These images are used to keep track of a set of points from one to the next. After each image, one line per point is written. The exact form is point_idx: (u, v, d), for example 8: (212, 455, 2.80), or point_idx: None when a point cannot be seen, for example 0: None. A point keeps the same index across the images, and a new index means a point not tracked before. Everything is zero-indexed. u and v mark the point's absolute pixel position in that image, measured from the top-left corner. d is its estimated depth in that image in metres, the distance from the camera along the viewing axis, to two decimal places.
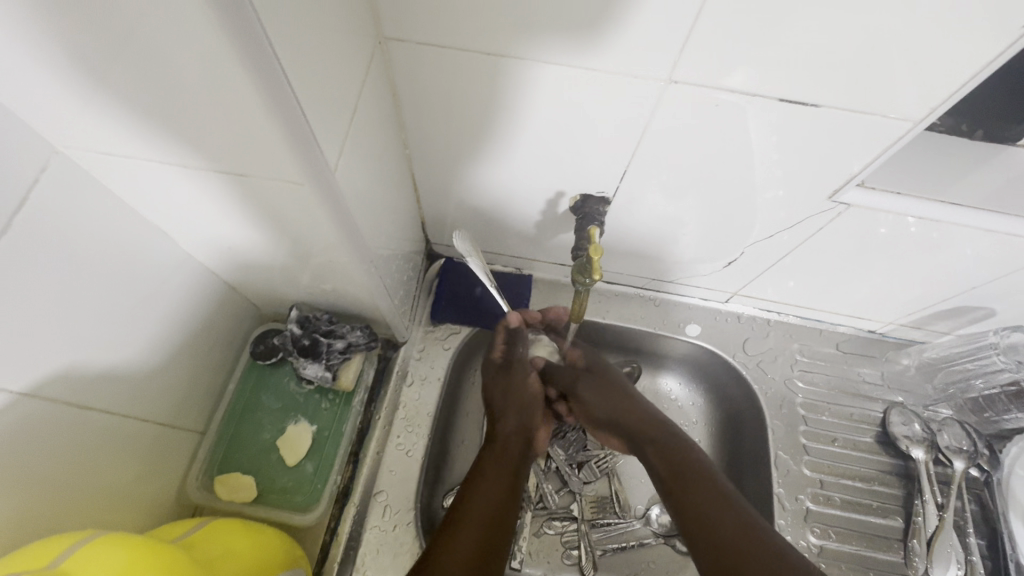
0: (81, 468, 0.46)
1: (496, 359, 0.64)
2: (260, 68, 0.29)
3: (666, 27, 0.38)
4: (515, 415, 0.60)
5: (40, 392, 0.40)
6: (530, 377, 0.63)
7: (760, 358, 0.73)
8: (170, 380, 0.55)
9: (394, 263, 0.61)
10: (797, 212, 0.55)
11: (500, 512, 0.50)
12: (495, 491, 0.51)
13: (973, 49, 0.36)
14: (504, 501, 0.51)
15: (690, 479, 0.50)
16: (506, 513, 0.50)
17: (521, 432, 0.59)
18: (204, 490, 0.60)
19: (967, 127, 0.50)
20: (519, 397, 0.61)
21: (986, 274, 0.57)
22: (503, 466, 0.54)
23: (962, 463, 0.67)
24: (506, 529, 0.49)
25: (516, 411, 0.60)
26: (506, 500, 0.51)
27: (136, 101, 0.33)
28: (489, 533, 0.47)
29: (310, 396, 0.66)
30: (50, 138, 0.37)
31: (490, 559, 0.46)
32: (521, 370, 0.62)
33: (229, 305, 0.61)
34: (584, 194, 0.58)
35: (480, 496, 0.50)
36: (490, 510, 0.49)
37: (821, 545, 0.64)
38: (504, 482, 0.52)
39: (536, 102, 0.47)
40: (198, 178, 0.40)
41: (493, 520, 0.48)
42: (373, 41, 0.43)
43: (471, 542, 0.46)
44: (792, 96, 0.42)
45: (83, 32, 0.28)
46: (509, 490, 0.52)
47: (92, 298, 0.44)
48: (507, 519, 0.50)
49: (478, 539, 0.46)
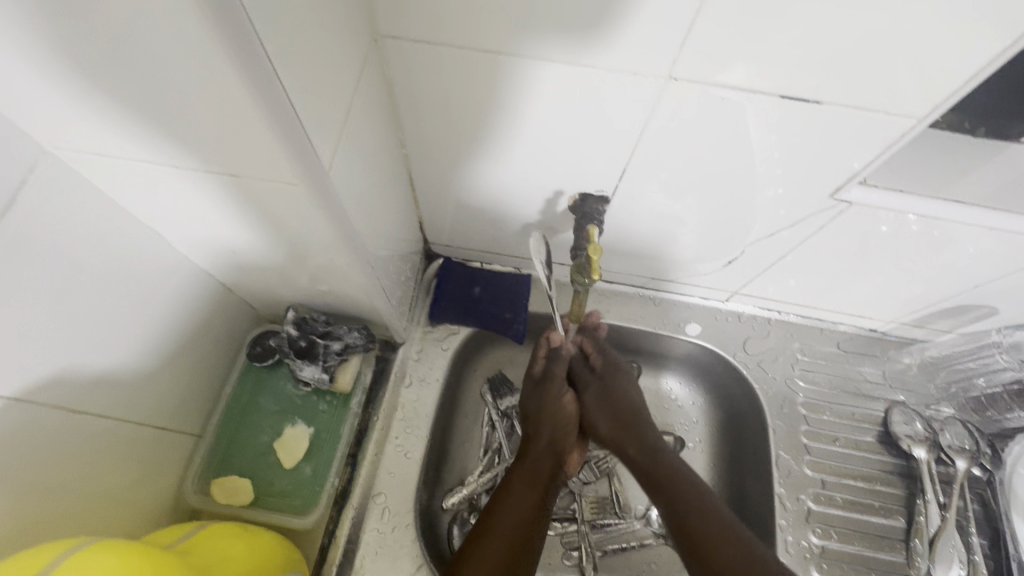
0: (75, 473, 0.45)
1: (535, 372, 0.63)
2: (251, 66, 0.28)
3: (666, 24, 0.38)
4: (550, 429, 0.58)
5: (33, 397, 0.40)
6: (566, 394, 0.60)
7: (761, 357, 0.73)
8: (165, 383, 0.54)
9: (392, 263, 0.60)
10: (799, 210, 0.54)
11: (524, 535, 0.50)
12: (521, 513, 0.51)
13: (979, 44, 0.36)
14: (528, 523, 0.51)
15: (689, 508, 0.49)
16: (529, 537, 0.51)
17: (553, 450, 0.57)
18: (201, 493, 0.60)
19: (969, 124, 0.49)
20: (557, 413, 0.58)
21: (991, 273, 0.56)
22: (532, 486, 0.54)
23: (964, 462, 0.66)
24: (527, 550, 0.50)
25: (550, 426, 0.58)
26: (530, 521, 0.51)
27: (126, 102, 0.32)
28: (512, 556, 0.48)
29: (307, 399, 0.66)
30: (40, 139, 0.37)
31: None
32: (555, 387, 0.60)
33: (225, 306, 0.61)
34: (582, 193, 0.57)
35: (505, 515, 0.51)
36: (514, 532, 0.50)
37: (823, 546, 0.64)
38: (529, 503, 0.52)
39: (534, 101, 0.47)
40: (190, 178, 0.39)
41: (516, 542, 0.49)
42: (368, 39, 0.42)
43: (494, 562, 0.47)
44: (794, 93, 0.42)
45: (71, 32, 0.28)
46: (535, 513, 0.52)
47: (84, 301, 0.43)
48: (530, 539, 0.51)
49: (501, 561, 0.48)
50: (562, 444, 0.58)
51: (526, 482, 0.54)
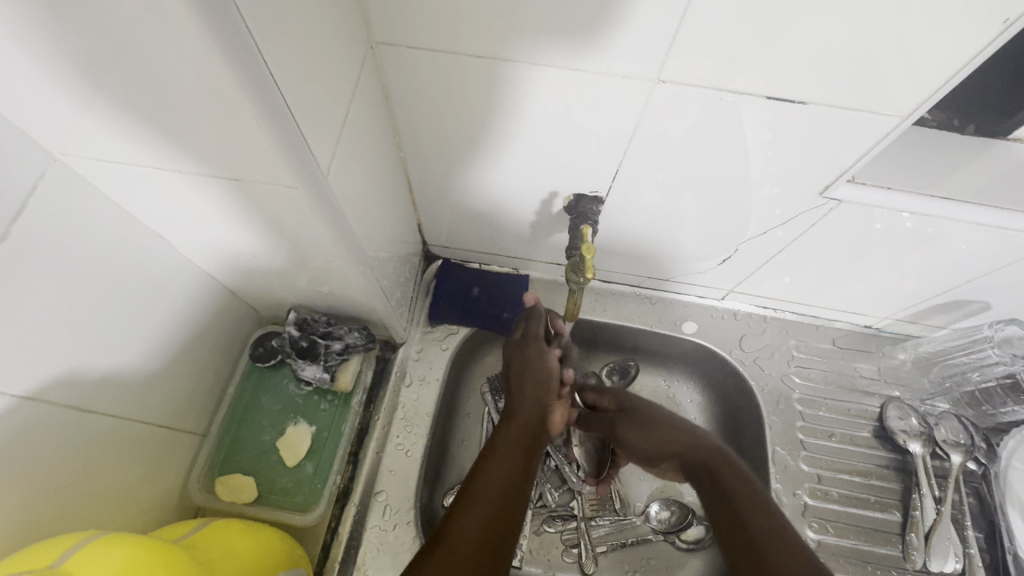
0: (83, 472, 0.46)
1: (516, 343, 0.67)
2: (248, 70, 0.29)
3: (654, 29, 0.39)
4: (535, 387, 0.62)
5: (44, 396, 0.41)
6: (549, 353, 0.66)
7: (757, 355, 0.74)
8: (170, 383, 0.55)
9: (390, 264, 0.61)
10: (790, 208, 0.55)
11: (505, 498, 0.49)
12: (502, 476, 0.51)
13: (956, 45, 0.37)
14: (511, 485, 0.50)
15: (754, 518, 0.48)
16: (512, 509, 0.49)
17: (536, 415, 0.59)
18: (207, 491, 0.61)
19: (959, 122, 0.51)
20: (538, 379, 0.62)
21: (982, 268, 0.57)
22: (513, 451, 0.53)
23: (959, 456, 0.67)
24: (513, 514, 0.48)
25: (533, 388, 0.61)
26: (512, 485, 0.50)
27: (133, 109, 0.33)
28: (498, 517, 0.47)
29: (309, 398, 0.67)
30: (48, 146, 0.38)
31: (495, 547, 0.45)
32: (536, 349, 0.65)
33: (229, 309, 0.62)
34: (577, 193, 0.58)
35: (483, 483, 0.49)
36: (497, 496, 0.48)
37: (819, 540, 0.65)
38: (511, 468, 0.52)
39: (528, 102, 0.48)
40: (195, 183, 0.41)
41: (500, 506, 0.48)
42: (364, 45, 0.43)
43: (477, 525, 0.45)
44: (781, 94, 0.43)
45: (82, 42, 0.29)
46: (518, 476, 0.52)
47: (92, 303, 0.44)
48: (514, 502, 0.49)
49: (481, 530, 0.45)
50: (546, 405, 0.60)
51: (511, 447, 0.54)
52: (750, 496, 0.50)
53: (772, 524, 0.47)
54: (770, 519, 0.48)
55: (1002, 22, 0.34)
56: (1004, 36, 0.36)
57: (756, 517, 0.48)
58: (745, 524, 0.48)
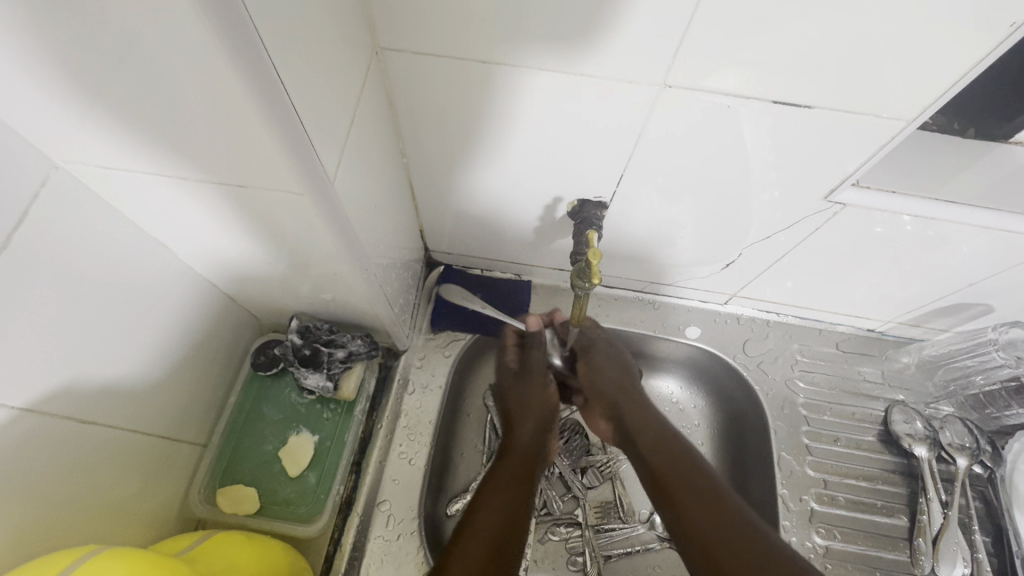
0: (84, 483, 0.45)
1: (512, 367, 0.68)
2: (255, 75, 0.29)
3: (660, 32, 0.39)
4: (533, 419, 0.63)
5: (42, 408, 0.40)
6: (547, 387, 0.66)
7: (760, 359, 0.73)
8: (170, 393, 0.55)
9: (393, 271, 0.61)
10: (793, 212, 0.55)
11: (505, 525, 0.50)
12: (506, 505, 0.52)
13: (960, 50, 0.37)
14: (514, 515, 0.52)
15: (691, 500, 0.51)
16: (513, 533, 0.50)
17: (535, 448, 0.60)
18: (207, 503, 0.60)
19: (958, 125, 0.52)
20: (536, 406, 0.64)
21: (984, 271, 0.57)
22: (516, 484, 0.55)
23: (965, 460, 0.66)
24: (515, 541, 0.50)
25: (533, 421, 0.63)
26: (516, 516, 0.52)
27: (133, 114, 0.33)
28: (497, 548, 0.48)
29: (311, 406, 0.66)
30: (50, 153, 0.38)
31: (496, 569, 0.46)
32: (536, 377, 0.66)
33: (230, 317, 0.62)
34: (581, 198, 0.58)
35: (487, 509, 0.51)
36: (500, 525, 0.50)
37: (827, 546, 0.64)
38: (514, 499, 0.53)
39: (532, 107, 0.47)
40: (200, 191, 0.40)
41: (502, 533, 0.49)
42: (368, 51, 0.43)
43: (480, 549, 0.47)
44: (785, 98, 0.43)
45: (89, 49, 0.28)
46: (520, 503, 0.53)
47: (92, 311, 0.44)
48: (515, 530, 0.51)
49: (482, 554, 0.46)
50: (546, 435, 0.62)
51: (511, 477, 0.55)
52: (687, 475, 0.53)
53: (711, 498, 0.50)
54: (707, 497, 0.50)
55: (1008, 27, 0.35)
56: (1010, 40, 0.36)
57: (699, 510, 0.50)
58: (691, 518, 0.49)
